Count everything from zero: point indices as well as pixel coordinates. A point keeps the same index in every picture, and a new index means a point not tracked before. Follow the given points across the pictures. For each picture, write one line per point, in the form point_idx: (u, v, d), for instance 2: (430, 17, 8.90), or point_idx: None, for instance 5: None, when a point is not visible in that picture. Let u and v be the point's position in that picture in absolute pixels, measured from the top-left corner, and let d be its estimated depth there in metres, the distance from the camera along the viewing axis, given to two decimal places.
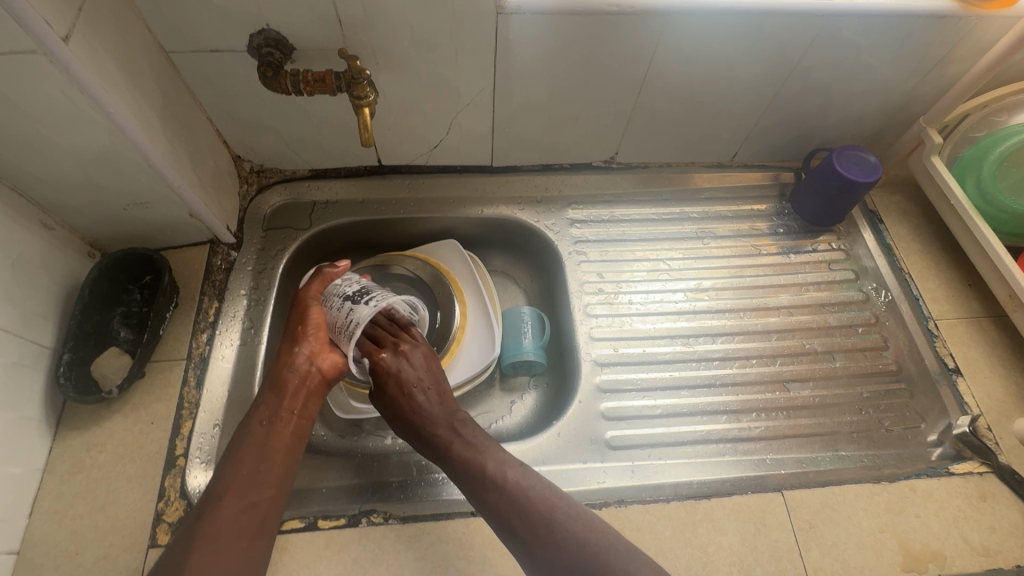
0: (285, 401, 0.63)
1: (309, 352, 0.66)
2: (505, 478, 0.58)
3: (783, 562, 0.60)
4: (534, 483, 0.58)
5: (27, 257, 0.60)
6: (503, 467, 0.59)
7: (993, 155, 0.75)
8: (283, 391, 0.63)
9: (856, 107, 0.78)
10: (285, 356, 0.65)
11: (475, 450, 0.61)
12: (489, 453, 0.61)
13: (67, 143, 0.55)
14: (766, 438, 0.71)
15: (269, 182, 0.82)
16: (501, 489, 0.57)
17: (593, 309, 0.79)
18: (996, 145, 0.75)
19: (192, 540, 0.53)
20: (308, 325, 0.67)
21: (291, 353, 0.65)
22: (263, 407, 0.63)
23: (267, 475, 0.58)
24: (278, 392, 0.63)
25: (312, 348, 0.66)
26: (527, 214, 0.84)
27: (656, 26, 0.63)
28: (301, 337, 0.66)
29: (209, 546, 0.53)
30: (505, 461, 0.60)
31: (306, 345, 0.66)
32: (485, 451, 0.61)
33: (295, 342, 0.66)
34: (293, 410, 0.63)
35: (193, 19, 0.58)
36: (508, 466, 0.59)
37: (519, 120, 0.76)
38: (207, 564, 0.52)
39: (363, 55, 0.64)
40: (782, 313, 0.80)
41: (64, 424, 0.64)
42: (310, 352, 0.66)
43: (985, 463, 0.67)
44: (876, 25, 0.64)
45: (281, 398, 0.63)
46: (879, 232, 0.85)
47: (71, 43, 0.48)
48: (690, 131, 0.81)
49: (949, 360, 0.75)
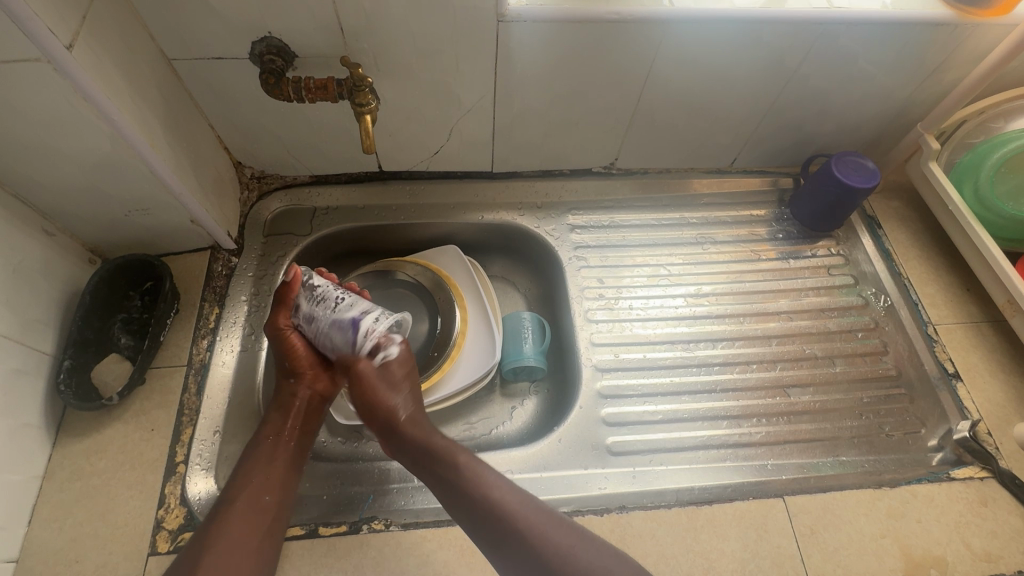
0: (290, 418, 0.64)
1: (307, 376, 0.66)
2: (528, 518, 0.55)
3: (785, 568, 0.60)
4: (569, 530, 0.55)
5: (28, 263, 0.60)
6: (499, 485, 0.58)
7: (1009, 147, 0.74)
8: (286, 408, 0.64)
9: (854, 114, 0.78)
10: (283, 386, 0.65)
11: (470, 468, 0.59)
12: (509, 490, 0.58)
13: (70, 150, 0.56)
14: (767, 443, 0.70)
15: (270, 188, 0.82)
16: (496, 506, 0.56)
17: (593, 315, 0.79)
18: (1009, 142, 0.74)
19: (206, 542, 0.54)
20: (295, 356, 0.65)
21: (288, 383, 0.65)
22: (268, 424, 0.63)
23: (275, 482, 0.59)
24: (282, 410, 0.64)
25: (309, 375, 0.66)
26: (527, 219, 0.85)
27: (655, 34, 0.64)
28: (294, 369, 0.65)
29: (222, 548, 0.54)
30: (528, 500, 0.57)
31: (302, 374, 0.66)
32: (496, 482, 0.58)
33: (290, 373, 0.65)
34: (297, 426, 0.64)
35: (195, 27, 0.59)
36: (530, 511, 0.56)
37: (520, 126, 0.76)
38: (221, 566, 0.53)
39: (364, 63, 0.65)
40: (781, 318, 0.81)
41: (63, 431, 0.64)
42: (308, 379, 0.66)
43: (986, 468, 0.67)
44: (873, 33, 0.65)
45: (286, 415, 0.64)
46: (877, 238, 0.86)
47: (75, 51, 0.48)
48: (689, 138, 0.82)
49: (948, 365, 0.75)
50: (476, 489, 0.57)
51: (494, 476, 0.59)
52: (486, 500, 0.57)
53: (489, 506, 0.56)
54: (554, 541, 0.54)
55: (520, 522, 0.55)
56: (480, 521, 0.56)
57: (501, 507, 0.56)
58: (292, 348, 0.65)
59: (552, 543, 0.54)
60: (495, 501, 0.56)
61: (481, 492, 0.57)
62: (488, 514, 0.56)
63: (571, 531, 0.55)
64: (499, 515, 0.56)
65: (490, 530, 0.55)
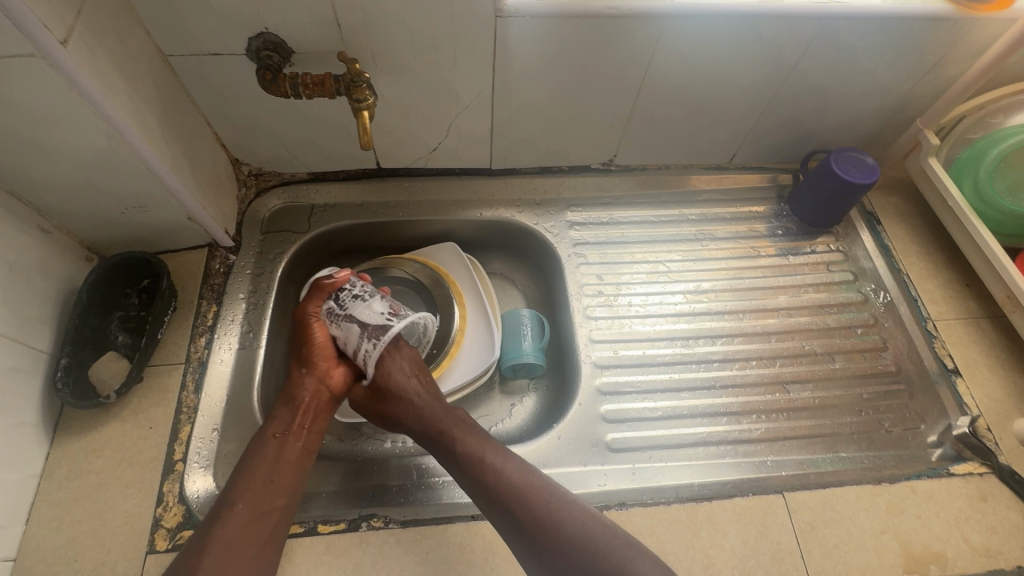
0: (299, 414, 0.63)
1: (319, 368, 0.66)
2: (530, 491, 0.57)
3: (785, 564, 0.60)
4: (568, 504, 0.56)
5: (24, 261, 0.60)
6: (503, 458, 0.59)
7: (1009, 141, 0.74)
8: (295, 404, 0.63)
9: (853, 109, 0.78)
10: (295, 376, 0.65)
11: (477, 442, 0.61)
12: (513, 463, 0.59)
13: (65, 146, 0.55)
14: (767, 440, 0.70)
15: (268, 186, 0.82)
16: (499, 478, 0.58)
17: (592, 312, 0.79)
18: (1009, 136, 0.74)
19: (206, 543, 0.53)
20: (314, 346, 0.66)
21: (300, 373, 0.65)
22: (276, 419, 0.62)
23: (280, 485, 0.58)
24: (292, 406, 0.63)
25: (322, 368, 0.66)
26: (526, 216, 0.84)
27: (653, 29, 0.63)
28: (309, 359, 0.65)
29: (221, 550, 0.53)
30: (532, 475, 0.59)
31: (314, 365, 0.66)
32: (502, 457, 0.60)
33: (303, 363, 0.66)
34: (305, 424, 0.63)
35: (191, 23, 0.58)
36: (534, 485, 0.57)
37: (518, 123, 0.76)
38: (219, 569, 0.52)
39: (361, 59, 0.64)
40: (781, 315, 0.80)
41: (61, 430, 0.64)
42: (319, 372, 0.66)
43: (985, 464, 0.67)
44: (872, 28, 0.65)
45: (294, 412, 0.63)
46: (877, 234, 0.86)
47: (69, 47, 0.48)
48: (688, 134, 0.81)
49: (948, 361, 0.75)
50: (479, 462, 0.59)
51: (500, 451, 0.60)
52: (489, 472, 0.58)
53: (492, 478, 0.58)
54: (558, 514, 0.55)
55: (523, 494, 0.56)
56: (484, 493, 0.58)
57: (505, 479, 0.58)
58: (311, 337, 0.66)
59: (551, 514, 0.55)
60: (499, 473, 0.58)
61: (484, 464, 0.59)
62: (491, 486, 0.57)
63: (575, 509, 0.56)
64: (501, 486, 0.57)
65: (493, 501, 0.57)
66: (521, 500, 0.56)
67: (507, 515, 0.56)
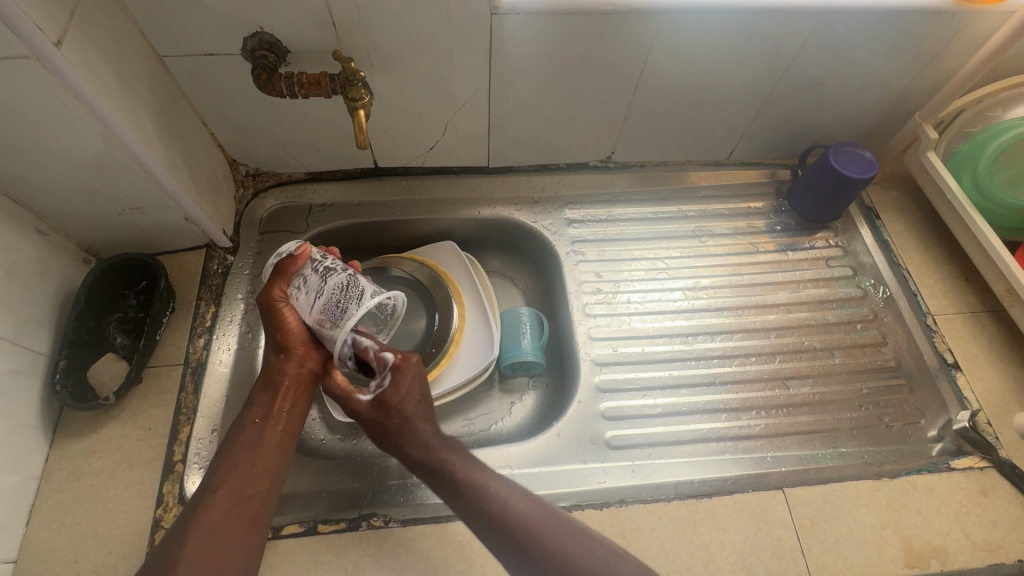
0: (278, 399, 0.63)
1: (297, 354, 0.63)
2: (530, 517, 0.54)
3: (785, 560, 0.60)
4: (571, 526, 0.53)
5: (22, 265, 0.60)
6: (502, 486, 0.56)
7: (1011, 134, 0.73)
8: (275, 389, 0.63)
9: (851, 104, 0.78)
10: (272, 362, 0.63)
11: (474, 472, 0.57)
12: (510, 491, 0.56)
13: (61, 149, 0.55)
14: (766, 436, 0.70)
15: (265, 186, 0.82)
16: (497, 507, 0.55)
17: (591, 309, 0.79)
18: (1010, 130, 0.73)
19: (187, 532, 0.53)
20: (288, 333, 0.62)
21: (278, 360, 0.63)
22: (255, 405, 0.62)
23: (262, 470, 0.58)
24: (270, 392, 0.62)
25: (300, 353, 0.64)
26: (524, 214, 0.84)
27: (649, 24, 0.63)
28: (285, 346, 0.62)
29: (203, 537, 0.53)
30: (535, 502, 0.55)
31: (292, 351, 0.63)
32: (503, 486, 0.56)
33: (280, 349, 0.63)
34: (284, 408, 0.63)
35: (186, 24, 0.58)
36: (553, 519, 0.54)
37: (515, 120, 0.76)
38: (205, 553, 0.52)
39: (357, 57, 0.64)
40: (781, 311, 0.80)
41: (60, 431, 0.64)
42: (298, 357, 0.63)
43: (986, 458, 0.67)
44: (869, 22, 0.65)
45: (274, 397, 0.62)
46: (876, 228, 0.85)
47: (63, 49, 0.48)
48: (686, 130, 0.81)
49: (948, 355, 0.75)
50: (480, 494, 0.56)
51: (497, 479, 0.57)
52: (498, 509, 0.54)
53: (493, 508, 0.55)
54: (561, 539, 0.52)
55: (542, 532, 0.52)
56: (489, 525, 0.54)
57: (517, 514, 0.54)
58: (284, 324, 0.62)
59: (552, 536, 0.52)
60: (514, 513, 0.54)
61: (489, 503, 0.55)
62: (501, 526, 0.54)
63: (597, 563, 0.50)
64: (505, 518, 0.54)
65: (493, 529, 0.54)
66: (524, 527, 0.53)
67: (526, 558, 0.52)
